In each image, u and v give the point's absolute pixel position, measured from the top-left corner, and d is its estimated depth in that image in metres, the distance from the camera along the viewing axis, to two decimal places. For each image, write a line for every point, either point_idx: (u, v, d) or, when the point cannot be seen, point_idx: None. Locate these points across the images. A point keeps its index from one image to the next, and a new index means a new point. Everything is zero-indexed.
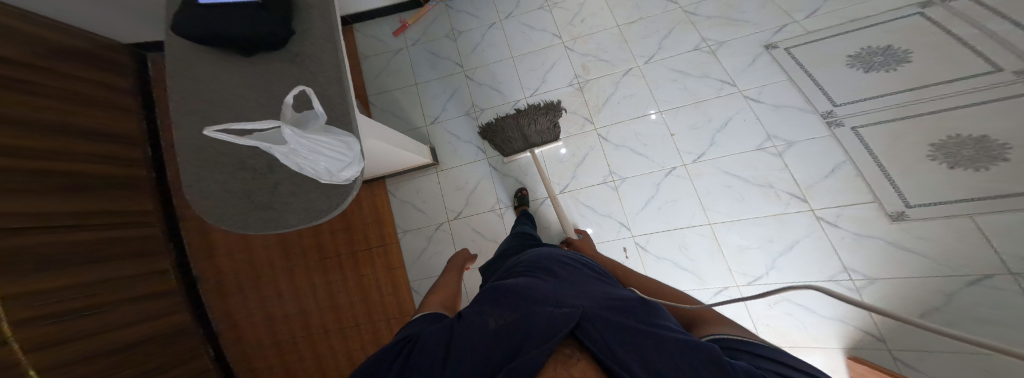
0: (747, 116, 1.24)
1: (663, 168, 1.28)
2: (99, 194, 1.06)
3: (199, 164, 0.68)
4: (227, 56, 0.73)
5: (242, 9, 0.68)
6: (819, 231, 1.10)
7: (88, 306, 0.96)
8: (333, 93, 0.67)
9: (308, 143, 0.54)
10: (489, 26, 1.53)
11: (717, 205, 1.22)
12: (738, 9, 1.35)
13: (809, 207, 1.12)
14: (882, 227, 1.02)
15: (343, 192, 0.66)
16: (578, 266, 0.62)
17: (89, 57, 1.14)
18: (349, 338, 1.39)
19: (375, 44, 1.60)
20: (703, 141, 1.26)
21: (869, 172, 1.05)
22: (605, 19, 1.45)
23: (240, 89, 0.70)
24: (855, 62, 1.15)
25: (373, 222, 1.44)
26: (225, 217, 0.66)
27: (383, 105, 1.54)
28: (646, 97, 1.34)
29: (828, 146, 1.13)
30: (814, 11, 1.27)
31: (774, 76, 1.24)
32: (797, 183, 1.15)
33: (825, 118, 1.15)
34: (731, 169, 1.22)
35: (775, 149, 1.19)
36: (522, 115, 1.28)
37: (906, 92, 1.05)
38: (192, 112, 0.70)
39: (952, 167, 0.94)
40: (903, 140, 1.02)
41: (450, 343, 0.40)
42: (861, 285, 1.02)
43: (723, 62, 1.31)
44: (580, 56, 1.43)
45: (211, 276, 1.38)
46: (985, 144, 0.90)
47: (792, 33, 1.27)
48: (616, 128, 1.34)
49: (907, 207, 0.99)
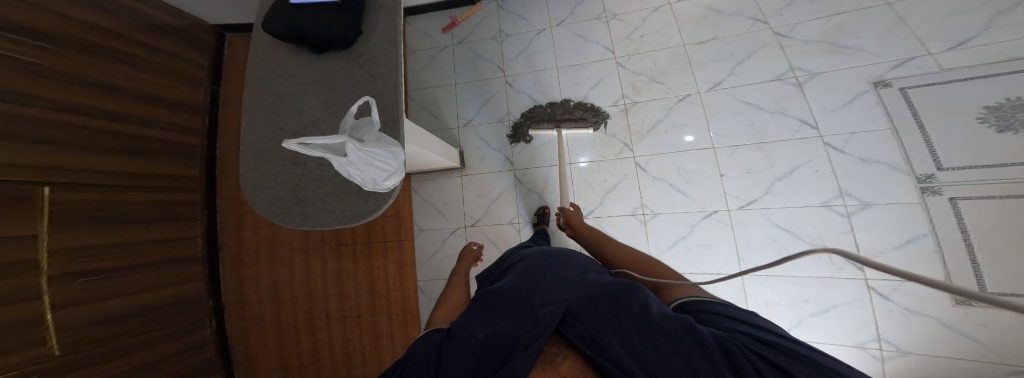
0: (820, 167, 1.12)
1: (702, 210, 1.20)
2: (159, 160, 1.15)
3: (256, 151, 0.70)
4: (299, 51, 0.76)
5: (322, 9, 0.71)
6: (866, 300, 1.00)
7: (127, 265, 1.05)
8: (387, 98, 0.66)
9: (363, 155, 0.56)
10: (539, 32, 1.53)
11: (758, 257, 1.13)
12: (854, 34, 1.18)
13: (862, 275, 1.00)
14: (942, 307, 0.89)
15: (380, 199, 0.62)
16: (562, 257, 0.61)
17: (181, 36, 1.25)
18: (347, 329, 1.38)
19: (424, 39, 1.66)
20: (758, 187, 1.16)
21: (950, 254, 0.92)
22: (670, 37, 1.38)
23: (305, 85, 0.73)
24: (990, 116, 0.90)
25: (393, 216, 1.39)
26: (271, 208, 0.67)
27: (421, 102, 1.58)
28: (700, 126, 1.26)
29: (911, 215, 1.00)
30: (964, 42, 1.02)
31: (874, 123, 1.09)
32: (858, 248, 1.04)
33: (921, 182, 0.99)
34: (785, 223, 1.12)
35: (845, 209, 1.08)
36: (557, 107, 1.35)
37: None
38: (262, 99, 0.73)
39: None
40: (1009, 221, 0.82)
41: (440, 355, 0.38)
42: (889, 356, 0.96)
43: (811, 99, 1.18)
44: (631, 75, 1.39)
45: (232, 249, 1.41)
46: None
47: (920, 68, 1.06)
48: (657, 159, 1.28)
49: (982, 294, 0.84)
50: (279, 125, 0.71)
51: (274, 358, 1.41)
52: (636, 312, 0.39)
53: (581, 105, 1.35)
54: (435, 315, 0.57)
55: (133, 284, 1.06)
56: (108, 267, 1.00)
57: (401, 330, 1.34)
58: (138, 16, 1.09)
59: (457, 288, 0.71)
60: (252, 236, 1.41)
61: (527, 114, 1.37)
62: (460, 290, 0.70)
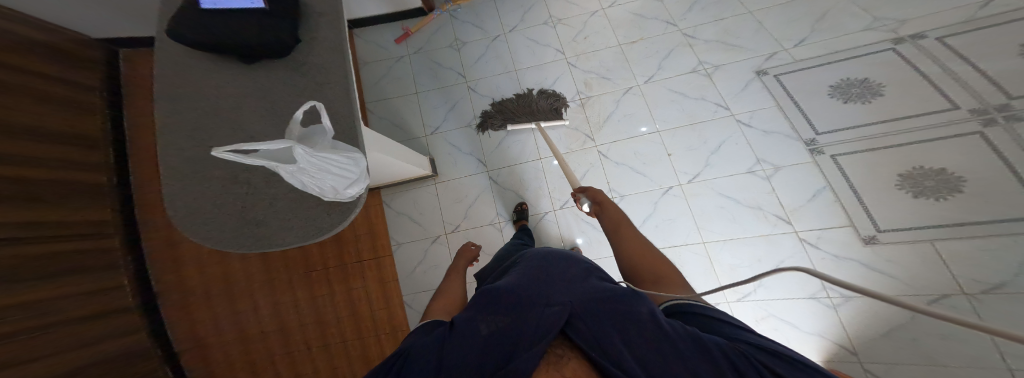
0: (738, 140, 1.32)
1: (661, 187, 1.32)
2: (64, 204, 0.98)
3: (184, 175, 0.63)
4: (223, 61, 0.70)
5: (247, 17, 0.68)
6: (803, 252, 1.16)
7: (56, 322, 0.89)
8: (341, 107, 0.66)
9: (317, 161, 0.53)
10: (493, 39, 1.59)
11: (714, 225, 1.25)
12: (737, 35, 1.45)
13: (792, 228, 1.19)
14: (858, 249, 1.09)
15: (345, 209, 0.63)
16: (569, 261, 0.61)
17: (59, 54, 1.09)
18: (332, 358, 1.30)
19: (376, 50, 1.64)
20: (698, 162, 1.32)
21: (846, 198, 1.14)
22: (608, 39, 1.53)
23: (237, 97, 0.67)
24: (836, 92, 1.25)
25: (366, 234, 1.40)
26: (213, 235, 0.60)
27: (381, 113, 1.54)
28: (646, 115, 1.41)
29: (811, 172, 1.21)
30: (801, 40, 1.38)
31: (764, 102, 1.34)
32: (783, 205, 1.21)
33: (808, 145, 1.24)
34: (726, 191, 1.27)
35: (764, 173, 1.26)
36: (524, 97, 1.43)
37: (878, 124, 1.14)
38: (182, 118, 0.65)
39: (915, 196, 1.03)
40: (875, 169, 1.11)
41: (442, 347, 0.39)
42: (838, 302, 1.10)
43: (720, 86, 1.40)
44: (582, 73, 1.50)
45: (175, 293, 1.26)
46: (942, 176, 0.99)
47: (783, 60, 1.38)
48: (617, 146, 1.39)
49: (879, 231, 1.07)
50: (209, 144, 0.64)
51: None
52: (642, 320, 0.37)
53: (547, 94, 1.45)
54: (434, 306, 0.62)
55: (62, 343, 0.89)
56: (39, 325, 0.85)
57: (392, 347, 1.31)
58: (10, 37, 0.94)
59: (455, 284, 0.74)
60: (198, 277, 1.28)
61: (496, 107, 1.44)
62: (458, 284, 0.75)
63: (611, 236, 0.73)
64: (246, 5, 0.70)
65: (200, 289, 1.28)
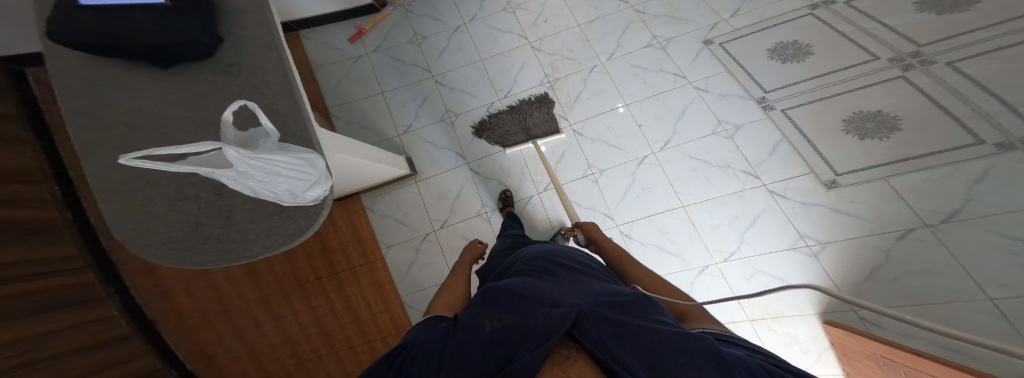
0: (699, 105, 1.37)
1: (636, 158, 1.37)
2: (38, 241, 0.95)
3: (124, 197, 0.59)
4: (138, 68, 0.65)
5: (147, 13, 0.61)
6: (774, 204, 1.24)
7: (57, 354, 0.87)
8: (284, 108, 0.65)
9: (259, 164, 0.52)
10: (454, 30, 1.55)
11: (689, 187, 1.32)
12: (682, 9, 1.49)
13: (761, 182, 1.26)
14: (822, 194, 1.18)
15: (310, 213, 0.65)
16: (579, 265, 0.63)
17: None
18: (343, 362, 1.32)
19: (330, 51, 1.56)
20: (667, 129, 1.38)
21: (803, 148, 1.23)
22: (567, 20, 1.53)
23: (162, 107, 0.63)
24: (774, 55, 1.33)
25: (353, 240, 1.39)
26: (172, 253, 0.59)
27: (347, 117, 1.49)
28: (612, 92, 1.43)
29: (766, 128, 1.29)
30: (736, 10, 1.45)
31: (714, 69, 1.39)
32: (749, 162, 1.29)
33: (760, 103, 1.32)
34: (695, 154, 1.34)
35: (726, 133, 1.33)
36: (518, 112, 1.35)
37: (815, 78, 1.25)
38: (104, 136, 0.60)
39: (862, 138, 1.14)
40: (824, 118, 1.21)
41: (446, 340, 0.42)
42: (817, 250, 1.16)
43: (674, 57, 1.44)
44: (547, 55, 1.49)
45: (172, 319, 1.24)
46: (882, 118, 1.12)
47: (723, 30, 1.43)
48: (591, 123, 1.42)
49: (837, 175, 1.16)
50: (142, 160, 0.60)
51: None
52: (651, 327, 0.40)
53: (536, 102, 1.37)
54: (436, 302, 0.66)
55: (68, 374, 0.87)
56: (40, 358, 0.82)
57: None
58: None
59: (459, 281, 0.77)
60: (191, 302, 1.26)
61: (491, 123, 1.36)
62: (462, 281, 0.78)
63: (618, 270, 0.78)
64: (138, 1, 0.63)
65: (197, 312, 1.27)
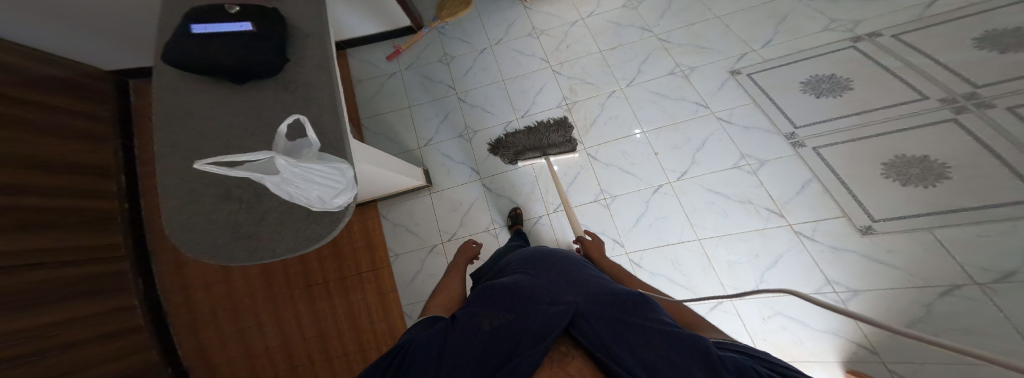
0: (721, 137, 1.33)
1: (651, 186, 1.33)
2: (73, 230, 1.01)
3: (182, 194, 0.64)
4: (217, 84, 0.72)
5: (231, 37, 0.69)
6: (800, 245, 1.14)
7: (64, 344, 0.89)
8: (327, 120, 0.67)
9: (301, 171, 0.53)
10: (480, 52, 1.62)
11: (706, 219, 1.26)
12: (706, 38, 1.50)
13: (786, 222, 1.18)
14: (856, 240, 1.09)
15: (334, 220, 0.63)
16: (573, 261, 0.62)
17: (55, 82, 1.11)
18: (335, 371, 1.27)
19: (369, 68, 1.66)
20: (685, 159, 1.34)
21: (834, 189, 1.15)
22: (588, 46, 1.56)
23: (226, 117, 0.69)
24: (807, 88, 1.30)
25: (364, 246, 1.40)
26: (208, 249, 0.61)
27: (375, 129, 1.55)
28: (630, 118, 1.42)
29: (796, 165, 1.23)
30: (768, 40, 1.43)
31: (740, 100, 1.37)
32: (774, 199, 1.22)
33: (789, 138, 1.26)
34: (714, 187, 1.28)
35: (749, 167, 1.27)
36: (535, 132, 1.37)
37: (853, 116, 1.19)
38: (179, 140, 0.67)
39: (904, 184, 1.06)
40: (861, 159, 1.14)
41: (445, 337, 0.41)
42: (846, 297, 1.05)
43: (697, 85, 1.43)
44: (567, 79, 1.52)
45: (183, 312, 1.27)
46: (927, 164, 1.04)
47: (752, 60, 1.42)
48: (605, 148, 1.40)
49: (873, 221, 1.07)
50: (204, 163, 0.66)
51: None
52: (649, 330, 0.39)
53: (553, 125, 1.40)
54: (431, 303, 0.63)
55: (66, 365, 0.88)
56: (43, 347, 0.84)
57: None
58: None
59: (454, 281, 0.75)
60: (205, 295, 1.29)
61: (508, 142, 1.38)
62: (456, 281, 0.74)
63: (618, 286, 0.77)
64: (235, 29, 0.71)
65: (206, 307, 1.29)
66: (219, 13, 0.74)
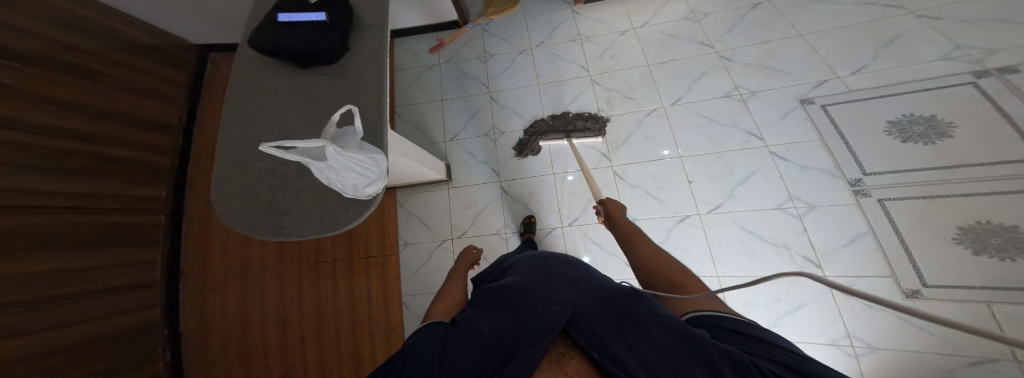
0: (769, 173, 1.23)
1: (677, 214, 1.25)
2: (124, 180, 1.08)
3: (232, 163, 0.68)
4: (284, 66, 0.77)
5: (308, 27, 0.74)
6: (830, 298, 1.06)
7: (89, 291, 0.94)
8: (370, 109, 0.68)
9: (344, 160, 0.54)
10: (519, 53, 1.63)
11: (730, 259, 1.17)
12: (780, 59, 1.38)
13: (821, 271, 1.08)
14: (894, 300, 1.00)
15: (360, 207, 0.61)
16: (569, 260, 0.58)
17: (141, 48, 1.23)
18: (324, 353, 1.25)
19: (412, 58, 1.71)
20: (721, 192, 1.25)
21: (890, 248, 1.03)
22: (636, 58, 1.51)
23: (287, 99, 0.73)
24: (894, 130, 1.15)
25: (376, 231, 1.40)
26: (245, 220, 0.64)
27: (407, 117, 1.58)
28: (667, 139, 1.36)
29: (851, 213, 1.11)
30: (860, 68, 1.28)
31: (807, 135, 1.25)
32: (813, 247, 1.11)
33: (853, 185, 1.14)
34: (748, 225, 1.19)
35: (796, 210, 1.17)
36: (563, 121, 1.42)
37: (940, 169, 1.05)
38: (241, 113, 0.72)
39: (976, 253, 0.94)
40: (931, 217, 1.02)
41: (446, 340, 0.38)
42: (861, 352, 0.99)
43: (754, 112, 1.32)
44: (606, 91, 1.48)
45: (195, 272, 1.29)
46: (1013, 235, 0.91)
47: (835, 89, 1.28)
48: (634, 168, 1.35)
49: (924, 286, 0.97)
50: (259, 139, 0.69)
51: None
52: (647, 328, 0.37)
53: (585, 116, 1.43)
54: (434, 309, 0.60)
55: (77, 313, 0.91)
56: (68, 293, 0.89)
57: (383, 350, 1.25)
58: (65, 16, 1.00)
59: (456, 285, 0.72)
60: (221, 257, 1.32)
61: (531, 129, 1.43)
62: (458, 288, 0.70)
63: (625, 245, 0.72)
64: (311, 19, 0.75)
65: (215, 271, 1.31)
66: (304, 3, 0.79)
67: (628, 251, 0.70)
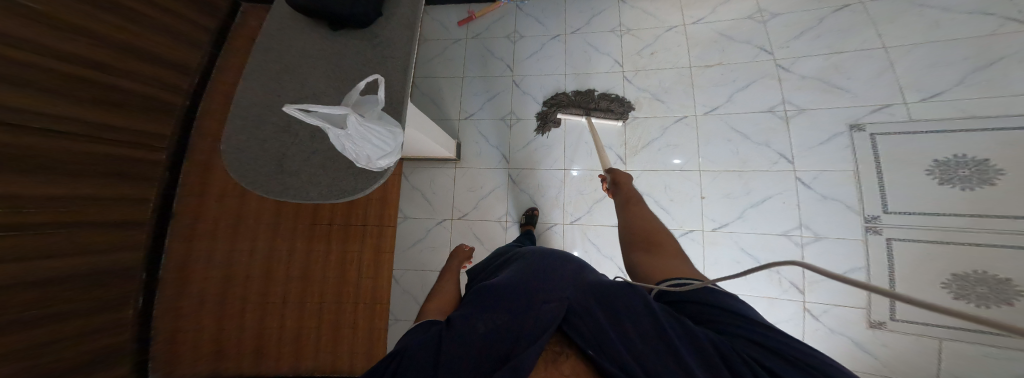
0: (787, 199, 1.22)
1: (681, 228, 1.27)
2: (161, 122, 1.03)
3: (243, 112, 0.64)
4: (313, 20, 0.72)
5: None
6: (802, 320, 1.11)
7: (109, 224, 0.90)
8: (396, 81, 0.64)
9: (363, 130, 0.53)
10: (552, 38, 1.55)
11: (722, 275, 1.22)
12: (845, 74, 1.25)
13: (802, 298, 1.12)
14: (860, 329, 1.06)
15: (370, 178, 0.58)
16: (557, 255, 0.56)
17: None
18: (306, 315, 1.23)
19: (438, 29, 1.65)
20: (732, 211, 1.25)
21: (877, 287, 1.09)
22: (678, 58, 1.42)
23: (313, 57, 0.70)
24: (936, 170, 1.07)
25: (378, 199, 1.36)
26: (250, 175, 0.60)
27: (425, 91, 1.55)
28: (691, 148, 1.33)
29: (856, 249, 1.13)
30: (935, 94, 1.13)
31: (842, 163, 1.19)
32: (802, 275, 1.13)
33: (868, 221, 1.13)
34: (748, 247, 1.22)
35: (800, 239, 1.19)
36: (586, 97, 1.41)
37: (965, 216, 1.01)
38: (259, 60, 0.68)
39: (957, 297, 0.99)
40: (929, 264, 1.03)
41: (440, 344, 0.35)
42: None
43: (792, 134, 1.26)
44: (636, 90, 1.43)
45: (188, 215, 1.11)
46: (1000, 286, 0.93)
47: (893, 116, 1.16)
48: (649, 175, 1.34)
49: (890, 319, 1.03)
50: (278, 94, 0.66)
51: (201, 346, 1.14)
52: (642, 323, 0.37)
53: (611, 98, 1.41)
54: (429, 305, 0.58)
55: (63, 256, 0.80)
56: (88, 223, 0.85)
57: (368, 319, 1.27)
58: None
59: (450, 282, 0.71)
60: (216, 208, 1.16)
61: (551, 101, 1.44)
62: (453, 285, 0.70)
63: (619, 209, 0.78)
64: None
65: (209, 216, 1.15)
66: None
67: (620, 213, 0.76)
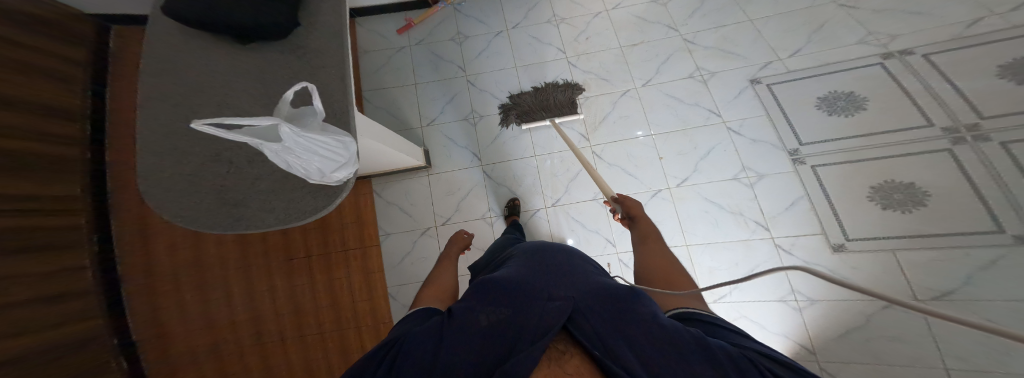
0: (727, 148, 1.34)
1: (650, 189, 1.35)
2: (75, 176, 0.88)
3: (161, 148, 0.61)
4: (224, 42, 0.70)
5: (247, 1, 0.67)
6: (778, 258, 1.20)
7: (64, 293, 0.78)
8: (333, 90, 0.65)
9: (305, 141, 0.51)
10: (495, 35, 1.56)
11: (695, 227, 1.30)
12: (736, 43, 1.45)
13: (769, 234, 1.23)
14: (828, 255, 1.15)
15: (331, 193, 0.62)
16: (557, 252, 0.62)
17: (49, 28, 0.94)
18: (309, 348, 1.21)
19: (378, 40, 1.60)
20: (688, 166, 1.35)
21: (821, 209, 1.19)
22: (609, 40, 1.51)
23: (229, 79, 0.67)
24: (822, 104, 1.28)
25: (353, 224, 1.39)
26: (184, 211, 0.59)
27: (377, 103, 1.52)
28: (640, 119, 1.41)
29: (792, 180, 1.25)
30: (799, 50, 1.39)
31: (754, 111, 1.36)
32: (762, 213, 1.25)
33: (792, 155, 1.27)
34: (711, 196, 1.31)
35: (748, 180, 1.30)
36: (541, 92, 1.44)
37: (860, 137, 1.20)
38: (169, 96, 0.65)
39: (884, 208, 1.11)
40: (853, 181, 1.17)
41: (441, 335, 0.40)
42: (804, 305, 1.15)
43: (714, 91, 1.41)
44: (581, 73, 1.49)
45: (138, 273, 0.95)
46: (911, 191, 1.09)
47: (776, 69, 1.39)
48: (612, 147, 1.40)
49: (846, 240, 1.14)
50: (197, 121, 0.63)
51: None
52: (647, 324, 0.39)
53: (563, 85, 1.45)
54: (425, 293, 0.62)
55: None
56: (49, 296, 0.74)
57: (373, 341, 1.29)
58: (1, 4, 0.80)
59: (445, 272, 0.73)
60: (171, 261, 1.01)
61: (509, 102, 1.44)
62: (451, 275, 0.72)
63: (636, 245, 0.77)
64: None
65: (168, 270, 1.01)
66: None
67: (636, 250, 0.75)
